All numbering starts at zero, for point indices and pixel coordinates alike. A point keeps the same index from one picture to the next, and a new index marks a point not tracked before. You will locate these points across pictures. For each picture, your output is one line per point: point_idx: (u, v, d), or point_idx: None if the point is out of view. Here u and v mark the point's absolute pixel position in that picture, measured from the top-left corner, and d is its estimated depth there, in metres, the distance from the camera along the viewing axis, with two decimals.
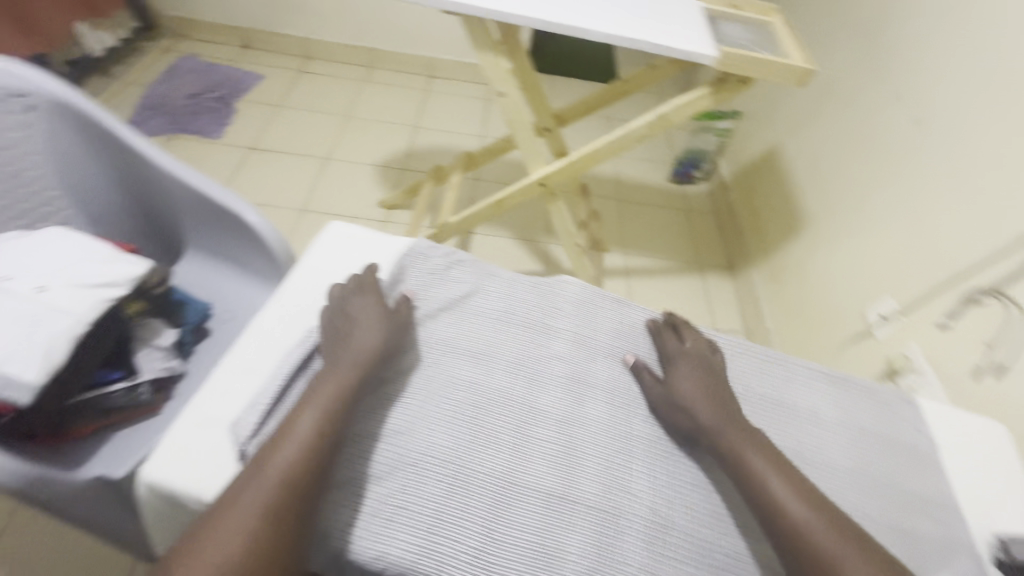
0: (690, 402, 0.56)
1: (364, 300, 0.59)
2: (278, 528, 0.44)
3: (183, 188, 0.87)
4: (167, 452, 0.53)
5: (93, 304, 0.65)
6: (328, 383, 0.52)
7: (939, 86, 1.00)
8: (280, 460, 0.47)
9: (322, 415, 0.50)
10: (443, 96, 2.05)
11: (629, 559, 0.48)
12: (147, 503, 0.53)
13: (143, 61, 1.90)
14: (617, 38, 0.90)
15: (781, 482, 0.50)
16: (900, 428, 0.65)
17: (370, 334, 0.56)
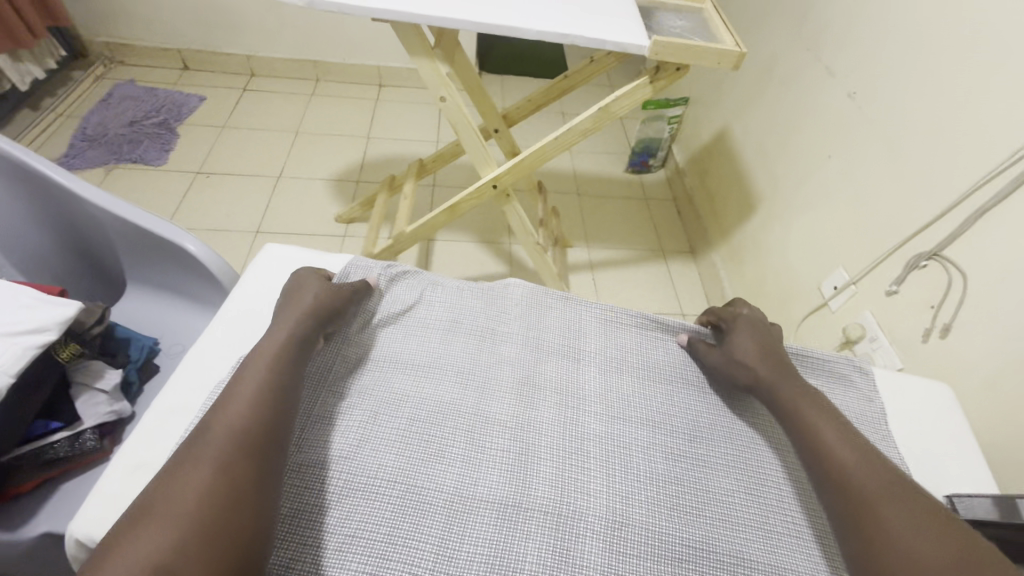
0: (750, 357, 0.61)
1: (303, 278, 0.62)
2: (233, 480, 0.43)
3: (116, 222, 0.83)
4: (99, 504, 0.51)
5: (17, 353, 0.61)
6: (263, 343, 0.54)
7: (867, 60, 1.03)
8: (230, 419, 0.47)
9: (266, 371, 0.51)
10: (394, 105, 2.03)
11: (588, 562, 0.47)
12: (78, 559, 0.50)
13: (74, 91, 1.82)
14: (551, 35, 0.90)
15: (831, 432, 0.53)
16: (851, 398, 0.67)
17: (307, 299, 0.58)
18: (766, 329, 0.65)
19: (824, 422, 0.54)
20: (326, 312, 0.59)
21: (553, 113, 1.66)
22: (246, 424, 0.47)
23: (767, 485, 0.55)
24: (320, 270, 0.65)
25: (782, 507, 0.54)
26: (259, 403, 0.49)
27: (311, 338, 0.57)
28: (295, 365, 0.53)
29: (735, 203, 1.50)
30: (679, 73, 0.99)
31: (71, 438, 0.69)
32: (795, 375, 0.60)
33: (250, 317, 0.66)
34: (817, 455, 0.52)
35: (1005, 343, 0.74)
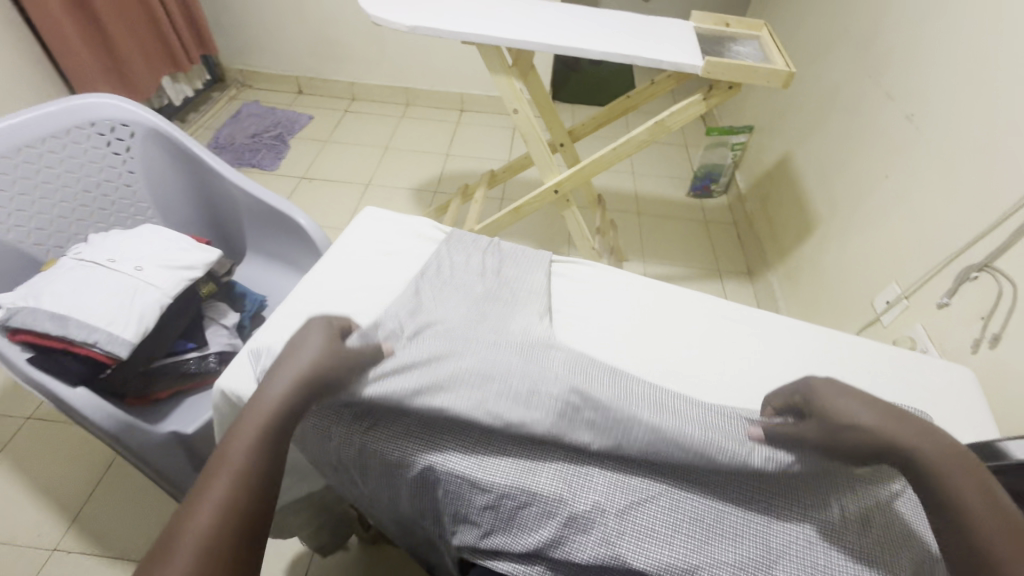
0: (874, 426, 0.49)
1: (309, 334, 0.57)
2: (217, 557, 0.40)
3: (247, 196, 1.03)
4: (238, 369, 0.62)
5: (177, 281, 0.81)
6: (247, 425, 0.48)
7: (924, 84, 1.07)
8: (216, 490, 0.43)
9: (249, 452, 0.46)
10: (473, 127, 2.24)
11: (600, 468, 0.53)
12: (218, 412, 0.63)
13: (213, 108, 2.18)
14: (614, 56, 1.02)
15: (997, 531, 0.42)
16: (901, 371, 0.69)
17: (305, 358, 0.53)
18: (864, 392, 0.52)
19: (977, 505, 0.44)
20: (317, 379, 0.52)
21: (618, 135, 1.77)
22: (234, 496, 0.43)
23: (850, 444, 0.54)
24: (330, 325, 0.59)
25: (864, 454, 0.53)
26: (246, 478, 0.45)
27: (302, 404, 0.51)
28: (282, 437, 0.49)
29: (794, 225, 1.52)
30: (732, 91, 1.07)
31: (199, 357, 0.87)
32: (925, 434, 0.49)
33: (352, 255, 0.75)
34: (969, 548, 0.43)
35: None
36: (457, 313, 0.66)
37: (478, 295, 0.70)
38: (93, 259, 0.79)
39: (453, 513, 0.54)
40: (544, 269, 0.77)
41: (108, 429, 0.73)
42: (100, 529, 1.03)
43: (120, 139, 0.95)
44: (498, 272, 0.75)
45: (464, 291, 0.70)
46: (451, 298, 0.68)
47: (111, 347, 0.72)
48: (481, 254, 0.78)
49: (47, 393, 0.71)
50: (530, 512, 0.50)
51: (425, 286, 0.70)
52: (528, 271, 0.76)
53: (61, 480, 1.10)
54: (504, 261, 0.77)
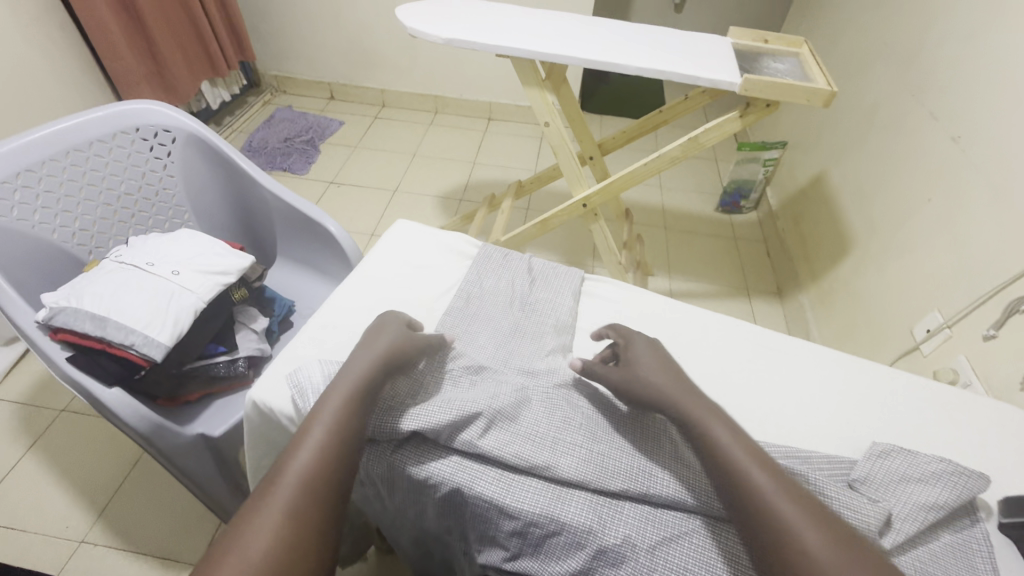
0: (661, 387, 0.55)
1: (367, 345, 0.57)
2: (303, 526, 0.43)
3: (281, 202, 1.05)
4: (269, 380, 0.62)
5: (211, 286, 0.82)
6: (315, 425, 0.48)
7: (971, 105, 1.03)
8: (300, 461, 0.46)
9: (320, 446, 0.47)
10: (500, 136, 2.25)
11: (629, 507, 0.51)
12: (249, 420, 0.63)
13: (248, 112, 2.23)
14: (649, 71, 1.01)
15: (744, 453, 0.48)
16: (950, 407, 0.66)
17: (358, 369, 0.54)
18: (662, 351, 0.61)
19: (724, 431, 0.50)
20: (369, 391, 0.53)
21: (646, 148, 1.75)
22: (316, 469, 0.46)
23: (864, 468, 0.54)
24: (399, 328, 0.61)
25: (883, 488, 0.53)
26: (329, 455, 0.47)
27: (371, 403, 0.53)
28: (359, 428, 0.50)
29: (828, 245, 1.48)
30: (769, 109, 1.05)
31: (229, 361, 0.88)
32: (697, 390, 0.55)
33: (383, 268, 0.76)
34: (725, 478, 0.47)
35: None
36: (490, 338, 0.68)
37: (505, 331, 0.69)
38: (132, 262, 0.81)
39: (480, 532, 0.54)
40: (574, 297, 0.76)
41: (139, 429, 0.74)
42: (126, 524, 1.06)
43: (162, 144, 0.98)
44: (526, 299, 0.74)
45: (494, 320, 0.70)
46: (479, 330, 0.68)
47: (147, 349, 0.73)
48: (512, 277, 0.77)
49: (84, 391, 0.73)
50: (558, 541, 0.49)
51: (450, 313, 0.69)
52: (554, 295, 0.75)
53: (91, 474, 1.12)
54: (530, 285, 0.76)
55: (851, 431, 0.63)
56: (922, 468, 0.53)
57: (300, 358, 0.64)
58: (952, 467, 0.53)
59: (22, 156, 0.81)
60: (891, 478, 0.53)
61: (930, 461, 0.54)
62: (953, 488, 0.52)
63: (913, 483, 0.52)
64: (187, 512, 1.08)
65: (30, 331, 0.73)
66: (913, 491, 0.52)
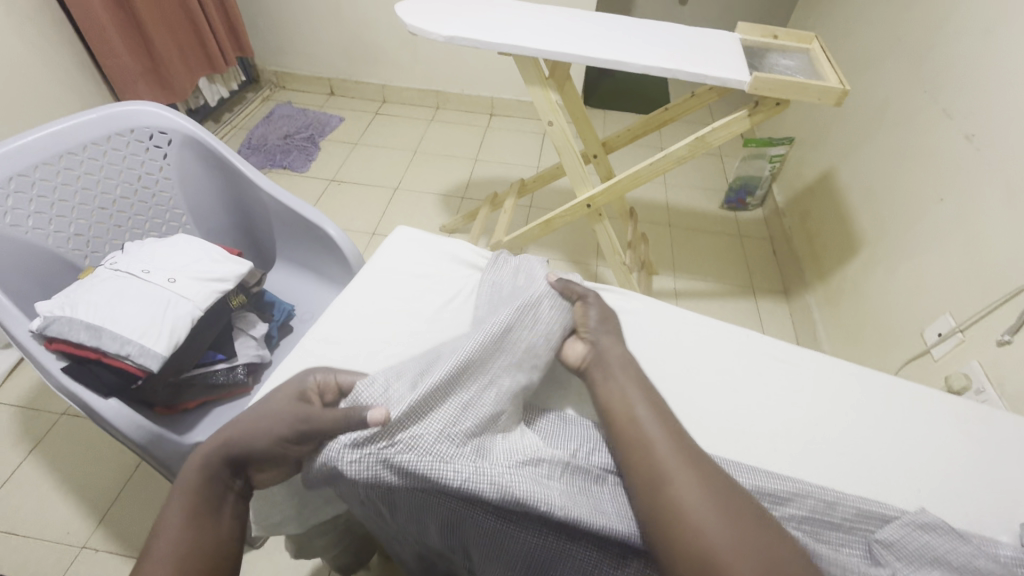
0: (635, 413, 0.57)
1: (272, 401, 0.56)
2: (196, 548, 0.47)
3: (280, 206, 1.03)
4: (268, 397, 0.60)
5: (208, 294, 0.81)
6: (188, 476, 0.52)
7: (987, 103, 1.00)
8: (183, 489, 0.51)
9: (190, 492, 0.51)
10: (502, 132, 2.22)
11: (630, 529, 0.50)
12: None
13: (246, 109, 2.21)
14: (656, 69, 0.98)
15: (655, 424, 0.55)
16: (958, 426, 0.65)
17: (241, 422, 0.55)
18: (646, 383, 0.61)
19: (642, 406, 0.58)
20: (242, 446, 0.53)
21: (650, 144, 1.72)
22: (193, 510, 0.50)
23: (892, 533, 0.52)
24: (291, 398, 0.55)
25: (908, 561, 0.50)
26: (185, 538, 0.48)
27: (223, 485, 0.52)
28: (214, 512, 0.50)
29: (836, 245, 1.45)
30: (779, 107, 1.03)
31: (228, 368, 0.87)
32: (651, 390, 0.60)
33: (382, 278, 0.74)
34: (624, 430, 0.56)
35: None
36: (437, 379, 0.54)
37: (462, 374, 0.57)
38: (128, 269, 0.79)
39: (483, 555, 0.53)
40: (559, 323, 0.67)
41: (136, 440, 0.73)
42: (127, 528, 1.05)
43: (158, 147, 0.97)
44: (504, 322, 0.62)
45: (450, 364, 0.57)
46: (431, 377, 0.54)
47: (143, 359, 0.72)
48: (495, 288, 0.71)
49: (81, 402, 0.72)
50: (564, 567, 0.49)
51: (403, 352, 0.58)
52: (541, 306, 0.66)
53: (92, 477, 1.11)
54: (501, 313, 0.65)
55: (862, 451, 0.63)
56: (959, 557, 0.50)
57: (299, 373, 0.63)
58: (1001, 574, 0.49)
59: (12, 161, 0.79)
60: (923, 551, 0.51)
61: (973, 556, 0.51)
62: None
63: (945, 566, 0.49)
64: None
65: (24, 341, 0.71)
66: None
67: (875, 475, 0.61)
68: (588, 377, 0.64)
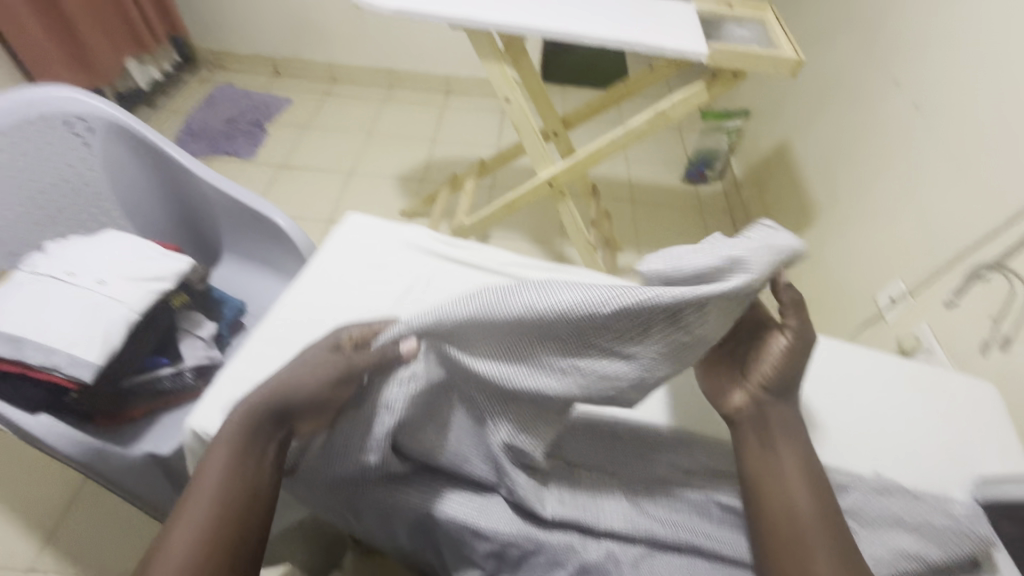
0: (778, 461, 0.51)
1: (313, 349, 0.51)
2: (235, 511, 0.44)
3: (222, 196, 0.96)
4: (212, 405, 0.56)
5: (144, 295, 0.74)
6: (232, 418, 0.47)
7: (933, 71, 1.02)
8: (225, 439, 0.46)
9: (231, 443, 0.46)
10: (460, 111, 2.15)
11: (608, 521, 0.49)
12: (189, 450, 0.57)
13: (183, 92, 2.06)
14: (614, 42, 0.96)
15: (794, 476, 0.50)
16: (908, 391, 0.68)
17: (293, 363, 0.50)
18: (811, 458, 0.52)
19: (782, 446, 0.52)
20: (285, 398, 0.48)
21: (610, 120, 1.71)
22: (235, 468, 0.45)
23: (853, 501, 0.53)
24: (327, 346, 0.52)
25: (867, 524, 0.52)
26: (229, 494, 0.44)
27: (266, 436, 0.47)
28: (258, 460, 0.46)
29: (792, 215, 1.48)
30: (735, 79, 1.02)
31: (174, 373, 0.81)
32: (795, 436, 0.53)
33: (333, 271, 0.70)
34: (758, 482, 0.51)
35: None
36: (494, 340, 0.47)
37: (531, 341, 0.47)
38: (50, 273, 0.72)
39: (454, 555, 0.50)
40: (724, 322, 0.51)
41: (75, 457, 0.68)
42: (76, 546, 0.99)
43: (79, 135, 0.88)
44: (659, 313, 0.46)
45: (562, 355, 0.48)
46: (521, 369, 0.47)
47: (74, 370, 0.66)
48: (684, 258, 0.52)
49: (8, 422, 0.66)
50: (539, 559, 0.48)
51: (517, 300, 0.46)
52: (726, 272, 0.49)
53: (35, 493, 1.04)
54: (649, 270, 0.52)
55: (820, 420, 0.64)
56: (919, 515, 0.52)
57: (246, 378, 0.58)
58: (957, 525, 0.51)
59: None
60: (881, 513, 0.52)
61: (933, 513, 0.52)
62: (946, 546, 0.50)
63: (904, 524, 0.51)
64: (144, 530, 1.01)
65: None
66: (898, 536, 0.51)
67: (832, 443, 0.62)
68: (737, 433, 0.55)
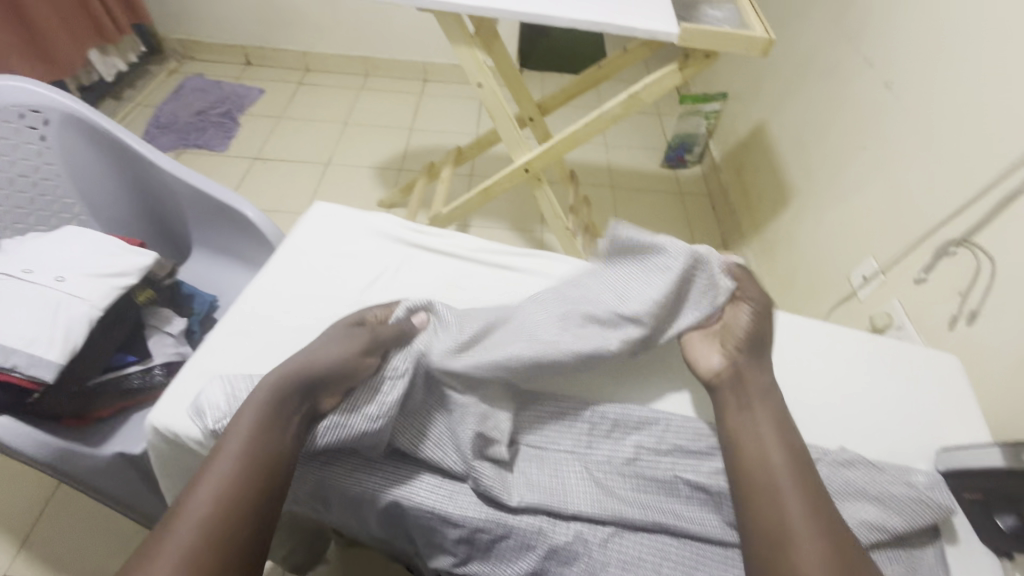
0: (759, 427, 0.53)
1: (336, 328, 0.57)
2: (257, 475, 0.46)
3: (188, 188, 0.94)
4: (175, 400, 0.55)
5: (106, 292, 0.72)
6: (261, 389, 0.49)
7: (902, 50, 1.03)
8: (253, 407, 0.48)
9: (261, 410, 0.48)
10: (437, 98, 2.12)
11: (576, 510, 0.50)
12: (153, 447, 0.56)
13: (150, 83, 2.00)
14: (585, 23, 0.94)
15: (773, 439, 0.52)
16: (876, 365, 0.69)
17: (320, 342, 0.55)
18: (788, 424, 0.54)
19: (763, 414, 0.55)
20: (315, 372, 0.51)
21: (588, 105, 1.69)
22: (258, 436, 0.47)
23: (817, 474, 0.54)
24: (350, 322, 0.58)
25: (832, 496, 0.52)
26: (255, 458, 0.46)
27: (292, 405, 0.50)
28: (283, 427, 0.48)
29: (768, 197, 1.49)
30: (708, 60, 1.02)
31: (143, 371, 0.79)
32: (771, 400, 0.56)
33: (299, 261, 0.68)
34: (737, 445, 0.53)
35: None
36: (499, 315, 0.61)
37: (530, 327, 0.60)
38: (7, 271, 0.70)
39: (424, 540, 0.51)
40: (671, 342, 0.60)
41: (39, 459, 0.67)
42: (52, 549, 0.97)
43: (33, 128, 0.85)
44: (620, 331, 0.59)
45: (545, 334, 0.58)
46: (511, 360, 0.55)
47: (34, 370, 0.64)
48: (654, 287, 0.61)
49: None
50: (508, 544, 0.48)
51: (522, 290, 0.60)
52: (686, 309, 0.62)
53: (6, 498, 1.02)
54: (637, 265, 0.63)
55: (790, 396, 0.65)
56: (882, 486, 0.53)
57: (209, 373, 0.57)
58: (917, 493, 0.52)
59: None
60: (844, 485, 0.53)
61: (894, 483, 0.53)
62: (906, 514, 0.51)
63: (867, 495, 0.52)
64: (122, 531, 1.00)
65: None
66: (861, 508, 0.52)
67: (802, 419, 0.63)
68: (718, 397, 0.58)
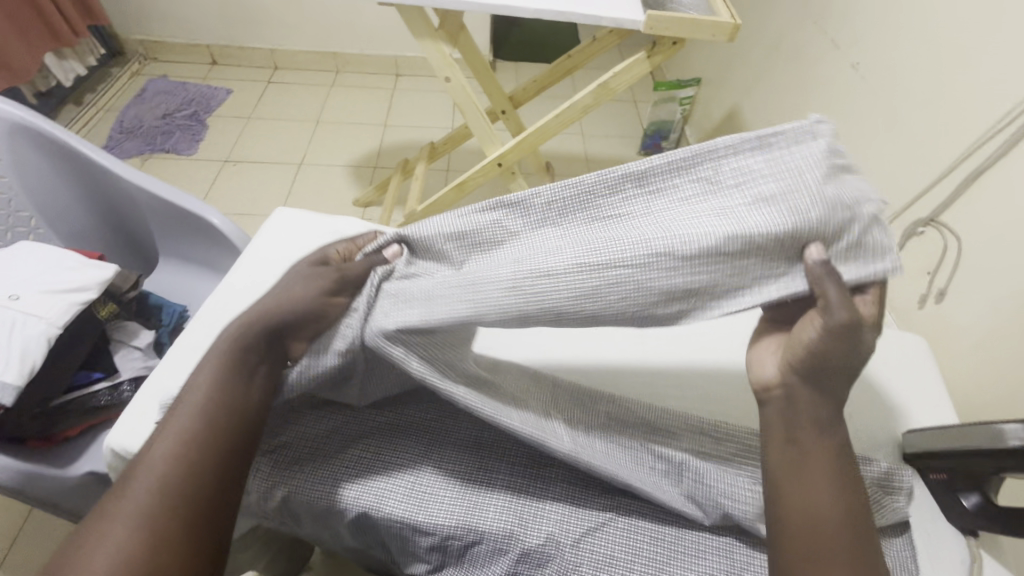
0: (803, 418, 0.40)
1: (301, 263, 0.52)
2: (213, 445, 0.41)
3: (149, 196, 0.91)
4: (133, 418, 0.53)
5: (64, 308, 0.69)
6: (215, 346, 0.45)
7: (867, 30, 1.03)
8: (208, 364, 0.44)
9: (218, 366, 0.44)
10: (411, 93, 2.09)
11: (547, 511, 0.50)
12: (113, 469, 0.54)
13: (113, 86, 1.94)
14: (550, 14, 0.93)
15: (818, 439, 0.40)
16: None
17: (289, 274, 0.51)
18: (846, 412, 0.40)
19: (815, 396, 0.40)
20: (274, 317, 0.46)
21: (562, 95, 1.68)
22: (214, 403, 0.42)
23: None
24: (311, 257, 0.52)
25: None
26: (209, 427, 0.42)
27: (256, 356, 0.45)
28: (246, 380, 0.44)
29: None
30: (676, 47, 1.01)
31: (111, 388, 0.77)
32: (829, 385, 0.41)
33: (262, 269, 0.67)
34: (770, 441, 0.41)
35: (1000, 308, 0.74)
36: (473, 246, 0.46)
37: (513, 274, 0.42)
38: None
39: (399, 547, 0.51)
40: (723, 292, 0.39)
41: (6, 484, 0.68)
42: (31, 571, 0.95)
43: None
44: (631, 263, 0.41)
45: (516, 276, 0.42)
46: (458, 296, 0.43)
47: None
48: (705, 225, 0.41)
49: None
50: (480, 549, 0.48)
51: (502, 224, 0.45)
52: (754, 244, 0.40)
53: None
54: (657, 219, 0.42)
55: None
56: None
57: (169, 389, 0.55)
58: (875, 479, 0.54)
59: None
60: None
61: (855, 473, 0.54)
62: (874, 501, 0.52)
63: None
64: None
65: None
66: None
67: None
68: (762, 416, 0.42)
